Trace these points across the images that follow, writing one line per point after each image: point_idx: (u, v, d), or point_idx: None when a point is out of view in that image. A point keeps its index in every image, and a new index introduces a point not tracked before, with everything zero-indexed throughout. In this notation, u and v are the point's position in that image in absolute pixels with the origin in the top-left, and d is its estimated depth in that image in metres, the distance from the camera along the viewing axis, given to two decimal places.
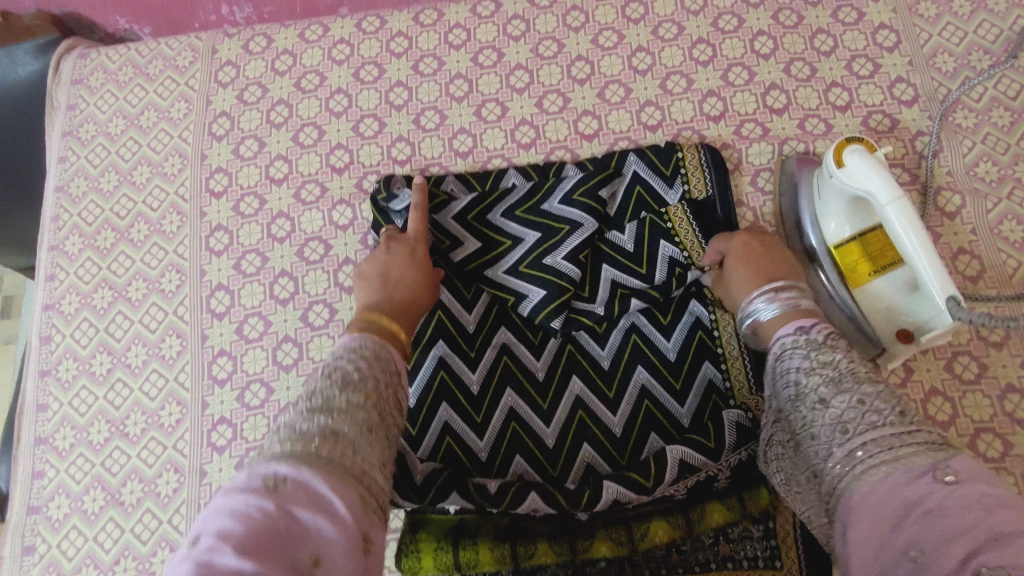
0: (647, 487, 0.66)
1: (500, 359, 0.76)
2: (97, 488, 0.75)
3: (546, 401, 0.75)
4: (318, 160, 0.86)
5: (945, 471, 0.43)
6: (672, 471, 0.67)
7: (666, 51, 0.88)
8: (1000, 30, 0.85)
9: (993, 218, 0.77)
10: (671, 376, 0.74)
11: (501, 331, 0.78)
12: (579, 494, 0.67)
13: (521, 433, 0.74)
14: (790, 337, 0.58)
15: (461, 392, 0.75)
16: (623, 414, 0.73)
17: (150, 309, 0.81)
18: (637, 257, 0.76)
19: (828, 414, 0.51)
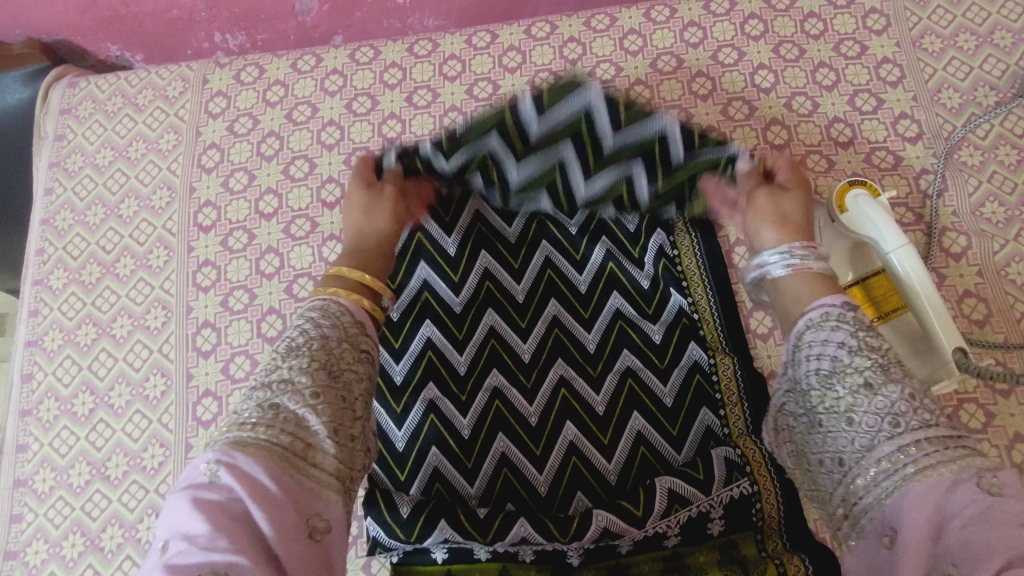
0: (637, 518, 0.65)
1: (492, 404, 0.74)
2: (76, 533, 0.73)
3: (539, 447, 0.72)
4: (309, 194, 0.84)
5: (991, 481, 0.43)
6: (661, 502, 0.65)
7: (665, 85, 0.86)
8: (1006, 65, 0.83)
9: (1000, 260, 0.75)
10: (668, 424, 0.72)
11: (492, 373, 0.75)
12: (568, 521, 0.65)
13: (513, 480, 0.71)
14: (834, 306, 0.56)
15: (452, 436, 0.72)
16: (619, 462, 0.71)
17: (135, 347, 0.79)
18: (649, 296, 0.78)
19: (874, 403, 0.49)
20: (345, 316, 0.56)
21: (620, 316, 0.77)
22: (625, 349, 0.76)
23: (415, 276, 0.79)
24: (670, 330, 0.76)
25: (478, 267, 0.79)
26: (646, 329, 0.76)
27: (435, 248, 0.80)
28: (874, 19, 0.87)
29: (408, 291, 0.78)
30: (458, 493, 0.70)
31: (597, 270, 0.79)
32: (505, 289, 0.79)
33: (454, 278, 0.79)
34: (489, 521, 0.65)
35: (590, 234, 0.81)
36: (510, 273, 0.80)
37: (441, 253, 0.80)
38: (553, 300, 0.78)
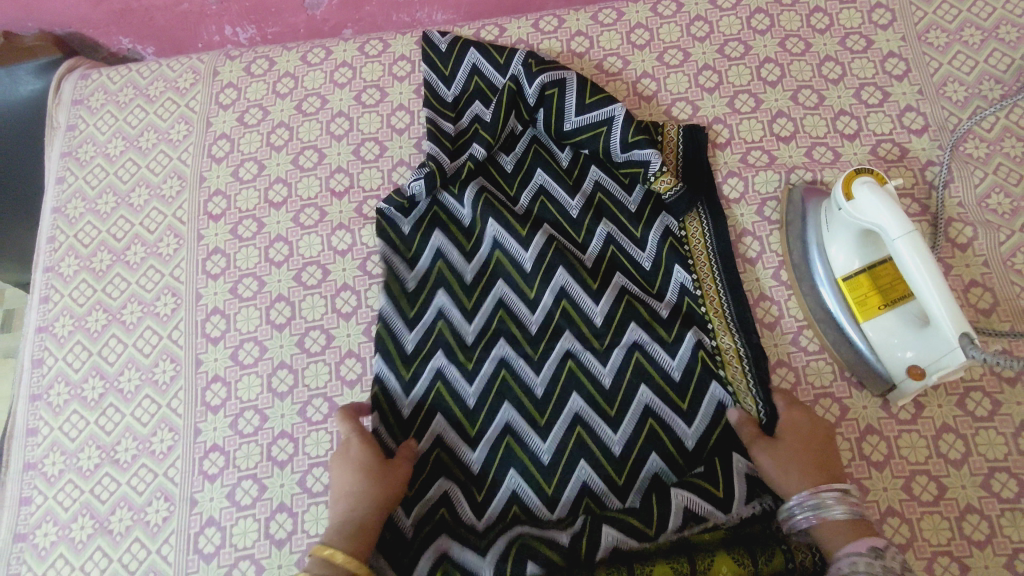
0: (649, 536, 0.65)
1: (499, 372, 0.74)
2: (85, 515, 0.73)
3: (544, 417, 0.72)
4: (318, 184, 0.85)
5: None
6: (675, 518, 0.65)
7: (672, 78, 0.87)
8: (1010, 59, 0.84)
9: (1006, 250, 0.75)
10: (675, 396, 0.72)
11: (501, 342, 0.75)
12: (577, 548, 0.65)
13: (517, 448, 0.71)
14: (860, 556, 0.58)
15: (458, 402, 0.73)
16: (624, 432, 0.71)
17: (144, 333, 0.80)
18: (653, 276, 0.78)
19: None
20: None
21: (627, 292, 0.77)
22: (632, 323, 0.75)
23: (427, 246, 0.80)
24: (678, 307, 0.76)
25: (489, 238, 0.80)
26: (654, 305, 0.76)
27: (450, 221, 0.81)
28: (880, 14, 0.88)
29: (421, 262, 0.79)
30: (462, 462, 0.71)
31: (604, 246, 0.79)
32: (514, 260, 0.78)
33: (467, 247, 0.80)
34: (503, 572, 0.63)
35: (593, 211, 0.81)
36: (517, 241, 0.79)
37: (454, 223, 0.81)
38: (560, 271, 0.77)
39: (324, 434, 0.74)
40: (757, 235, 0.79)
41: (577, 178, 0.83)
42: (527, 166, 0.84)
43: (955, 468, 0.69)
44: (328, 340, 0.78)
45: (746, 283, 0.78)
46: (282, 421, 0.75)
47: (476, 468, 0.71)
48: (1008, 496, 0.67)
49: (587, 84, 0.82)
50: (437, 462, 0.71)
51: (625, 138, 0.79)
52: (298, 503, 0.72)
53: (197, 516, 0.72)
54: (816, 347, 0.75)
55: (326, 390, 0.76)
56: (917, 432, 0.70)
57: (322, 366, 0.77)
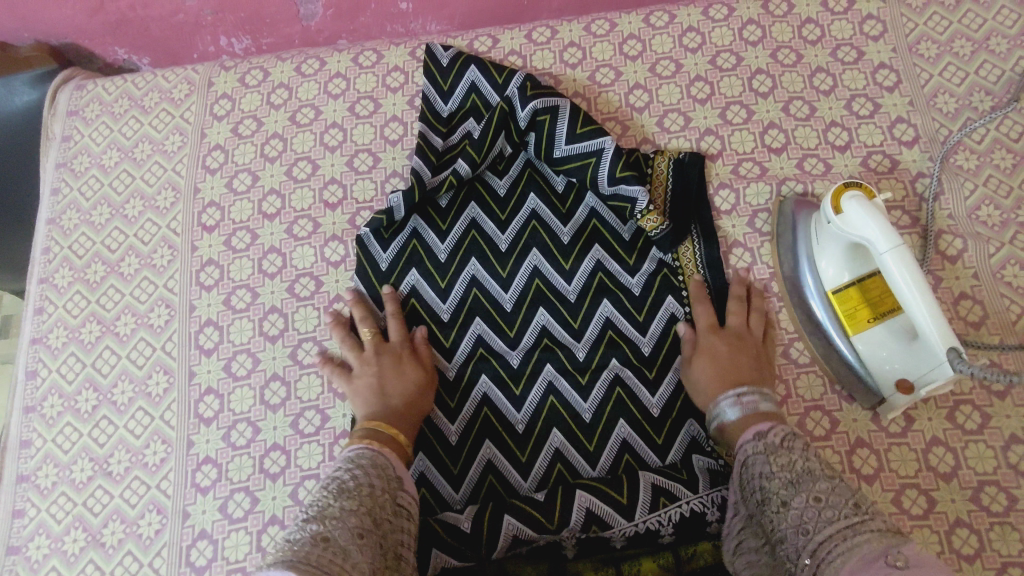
0: (623, 505, 0.67)
1: (480, 411, 0.75)
2: (78, 528, 0.73)
3: (525, 454, 0.73)
4: (312, 195, 0.85)
5: (896, 556, 0.46)
6: (646, 493, 0.67)
7: (664, 89, 0.87)
8: (1001, 71, 0.84)
9: (996, 262, 0.76)
10: (652, 431, 0.73)
11: (481, 380, 0.76)
12: (552, 505, 0.67)
13: (498, 487, 0.72)
14: (749, 442, 0.62)
15: (439, 443, 0.74)
16: (603, 467, 0.72)
17: (138, 345, 0.80)
18: (641, 304, 0.78)
19: (789, 517, 0.54)
20: (390, 467, 0.62)
21: (612, 326, 0.77)
22: (614, 358, 0.76)
23: (404, 282, 0.80)
24: (660, 342, 0.76)
25: (466, 274, 0.80)
26: (635, 341, 0.77)
27: (427, 255, 0.81)
28: (870, 25, 0.88)
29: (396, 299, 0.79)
30: (445, 501, 0.72)
31: (588, 279, 0.79)
32: (493, 299, 0.79)
33: (442, 285, 0.80)
34: (479, 533, 0.66)
35: (582, 243, 0.81)
36: (497, 282, 0.80)
37: (431, 257, 0.81)
38: (541, 309, 0.78)
39: (316, 447, 0.75)
40: (748, 248, 0.80)
41: (571, 205, 0.83)
42: (520, 190, 0.84)
43: (945, 481, 0.69)
44: (320, 352, 0.79)
45: None
46: (274, 433, 0.75)
47: (460, 507, 0.72)
48: (997, 510, 0.68)
49: (580, 114, 0.81)
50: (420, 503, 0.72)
51: (613, 172, 0.78)
52: (289, 515, 0.72)
53: (189, 529, 0.72)
54: (806, 359, 0.75)
55: (318, 403, 0.76)
56: (907, 445, 0.71)
57: (314, 378, 0.77)
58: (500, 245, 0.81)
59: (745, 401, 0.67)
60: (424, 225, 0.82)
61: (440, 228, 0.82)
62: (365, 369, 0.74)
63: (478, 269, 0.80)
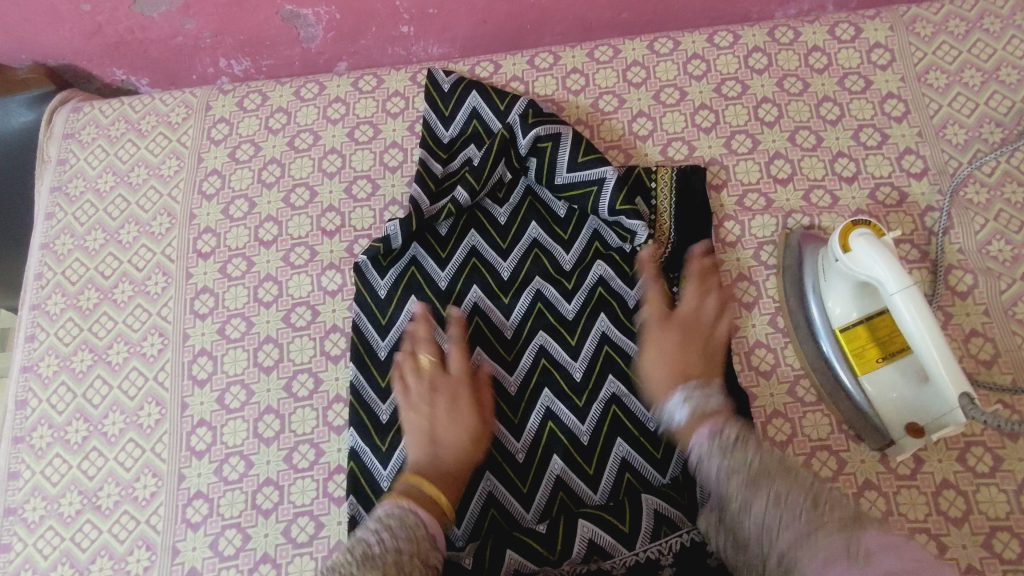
0: (625, 534, 0.65)
1: None
2: (64, 564, 0.72)
3: (526, 484, 0.71)
4: (309, 223, 0.84)
5: (859, 550, 0.47)
6: (648, 521, 0.66)
7: (668, 117, 0.86)
8: (1011, 102, 0.82)
9: (1007, 299, 0.74)
10: (651, 446, 0.71)
11: None
12: (554, 535, 0.66)
13: (501, 520, 0.70)
14: (701, 444, 0.58)
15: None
16: (604, 491, 0.70)
17: (130, 374, 0.79)
18: (635, 314, 0.76)
19: (753, 520, 0.53)
20: (422, 528, 0.59)
21: (608, 340, 0.76)
22: (610, 375, 0.74)
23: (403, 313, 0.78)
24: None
25: (467, 303, 0.79)
26: (631, 353, 0.75)
27: (427, 282, 0.80)
28: (879, 54, 0.87)
29: (395, 329, 0.78)
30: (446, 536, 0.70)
31: (587, 295, 0.78)
32: (493, 325, 0.78)
33: (444, 313, 0.78)
34: (480, 565, 0.65)
35: (583, 266, 0.79)
36: (500, 308, 0.78)
37: (431, 285, 0.80)
38: (540, 331, 0.77)
39: (310, 482, 0.73)
40: (754, 281, 0.78)
41: (573, 231, 0.81)
42: (520, 219, 0.82)
43: (955, 526, 0.67)
44: (316, 384, 0.77)
45: (741, 330, 0.76)
46: (267, 468, 0.74)
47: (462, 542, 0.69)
48: (1010, 557, 0.66)
49: (583, 141, 0.79)
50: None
51: (614, 202, 0.76)
52: (282, 553, 0.70)
53: (179, 566, 0.71)
54: (813, 398, 0.73)
55: (313, 437, 0.75)
56: (916, 487, 0.69)
57: (309, 411, 0.76)
58: (502, 270, 0.80)
59: (694, 395, 0.62)
60: (423, 253, 0.81)
61: (440, 256, 0.81)
62: (419, 406, 0.70)
63: (479, 294, 0.79)
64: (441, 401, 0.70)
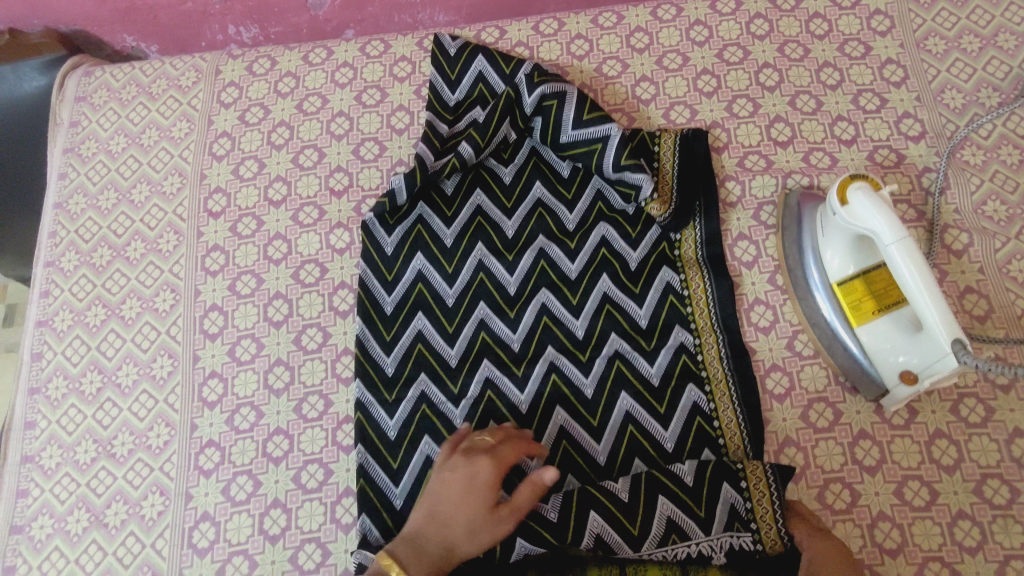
0: (633, 536, 0.65)
1: (484, 394, 0.75)
2: (81, 508, 0.74)
3: (530, 435, 0.73)
4: (317, 183, 0.85)
5: None
6: (658, 526, 0.65)
7: (670, 81, 0.88)
8: (1008, 67, 0.84)
9: (1002, 257, 0.76)
10: (654, 400, 0.73)
11: (484, 365, 0.76)
12: (564, 525, 0.65)
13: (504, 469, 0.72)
14: None
15: (444, 425, 0.74)
16: (607, 443, 0.72)
17: (143, 329, 0.81)
18: (637, 276, 0.78)
19: None
20: None
21: (609, 299, 0.77)
22: (612, 333, 0.76)
23: (409, 269, 0.80)
24: (657, 311, 0.76)
25: (472, 260, 0.80)
26: (633, 313, 0.77)
27: (432, 240, 0.81)
28: (878, 20, 0.88)
29: (401, 284, 0.80)
30: None
31: (590, 255, 0.79)
32: (497, 282, 0.79)
33: (449, 270, 0.80)
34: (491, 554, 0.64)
35: (587, 226, 0.81)
36: (503, 265, 0.80)
37: (437, 243, 0.81)
38: (542, 289, 0.78)
39: (319, 431, 0.75)
40: (754, 241, 0.80)
41: (576, 191, 0.83)
42: (525, 179, 0.84)
43: (947, 473, 0.69)
44: (325, 338, 0.79)
45: (741, 287, 0.78)
46: (278, 417, 0.76)
47: None
48: (1000, 502, 0.68)
49: (588, 100, 0.81)
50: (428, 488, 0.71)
51: (618, 159, 0.78)
52: (292, 499, 0.73)
53: (192, 511, 0.73)
54: (811, 351, 0.75)
55: (322, 388, 0.77)
56: (909, 437, 0.71)
57: (318, 363, 0.78)
58: (506, 228, 0.81)
59: None
60: (429, 211, 0.83)
61: (446, 214, 0.82)
62: (442, 475, 0.64)
63: (483, 251, 0.80)
64: (459, 477, 0.63)
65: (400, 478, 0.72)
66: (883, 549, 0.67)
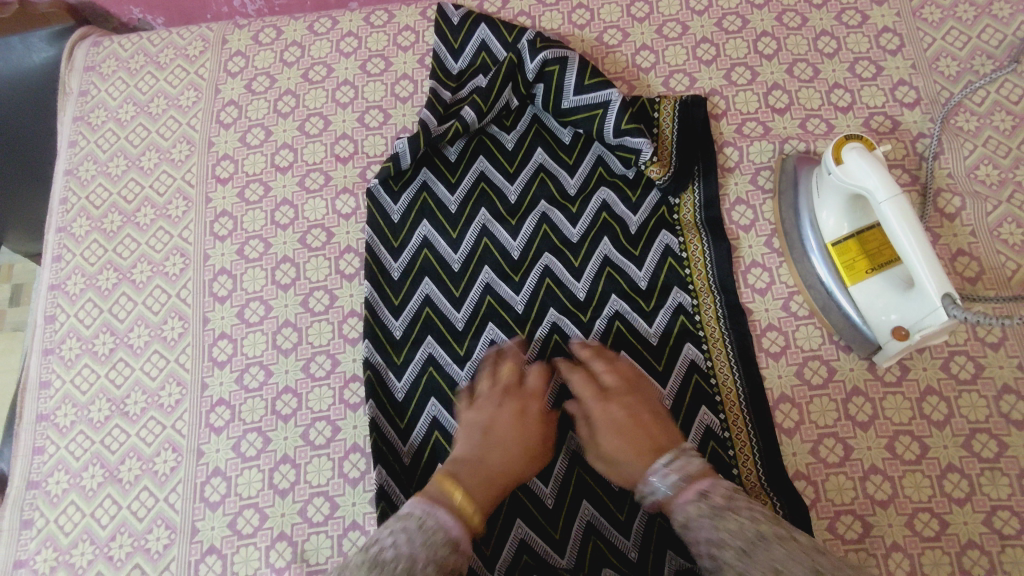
0: (621, 521, 0.71)
1: (489, 355, 0.77)
2: (96, 465, 0.76)
3: None
4: (323, 150, 0.87)
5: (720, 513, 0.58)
6: (645, 513, 0.71)
7: (670, 50, 0.89)
8: (1002, 35, 0.85)
9: (993, 220, 0.77)
10: (653, 359, 0.75)
11: (488, 326, 0.78)
12: (558, 511, 0.71)
13: None
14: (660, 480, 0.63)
15: (449, 385, 0.76)
16: None
17: (153, 292, 0.83)
18: (636, 239, 0.80)
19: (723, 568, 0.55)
20: (440, 532, 0.59)
21: (610, 262, 0.79)
22: (612, 294, 0.78)
23: (414, 236, 0.82)
24: (656, 274, 0.78)
25: (476, 225, 0.82)
26: (632, 275, 0.78)
27: (437, 207, 0.83)
28: None
29: (405, 250, 0.82)
30: None
31: (591, 220, 0.81)
32: (501, 247, 0.81)
33: (453, 235, 0.82)
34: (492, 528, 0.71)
35: (587, 191, 0.82)
36: (506, 231, 0.81)
37: (441, 209, 0.83)
38: (545, 253, 0.80)
39: (327, 390, 0.77)
40: (751, 205, 0.81)
41: (578, 157, 0.84)
42: (527, 145, 0.85)
43: (937, 428, 0.71)
44: (331, 300, 0.81)
45: (739, 250, 0.80)
46: (286, 376, 0.77)
47: None
48: (988, 456, 0.70)
49: (589, 66, 0.82)
50: (435, 447, 0.74)
51: (619, 123, 0.80)
52: (300, 455, 0.75)
53: (204, 467, 0.75)
54: (806, 312, 0.77)
55: (329, 348, 0.79)
56: (901, 394, 0.73)
57: (325, 325, 0.79)
58: (509, 194, 0.83)
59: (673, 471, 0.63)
60: (433, 178, 0.84)
61: (450, 181, 0.84)
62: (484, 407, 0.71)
63: (486, 217, 0.82)
64: (489, 399, 0.71)
65: (410, 436, 0.74)
66: (874, 501, 0.70)
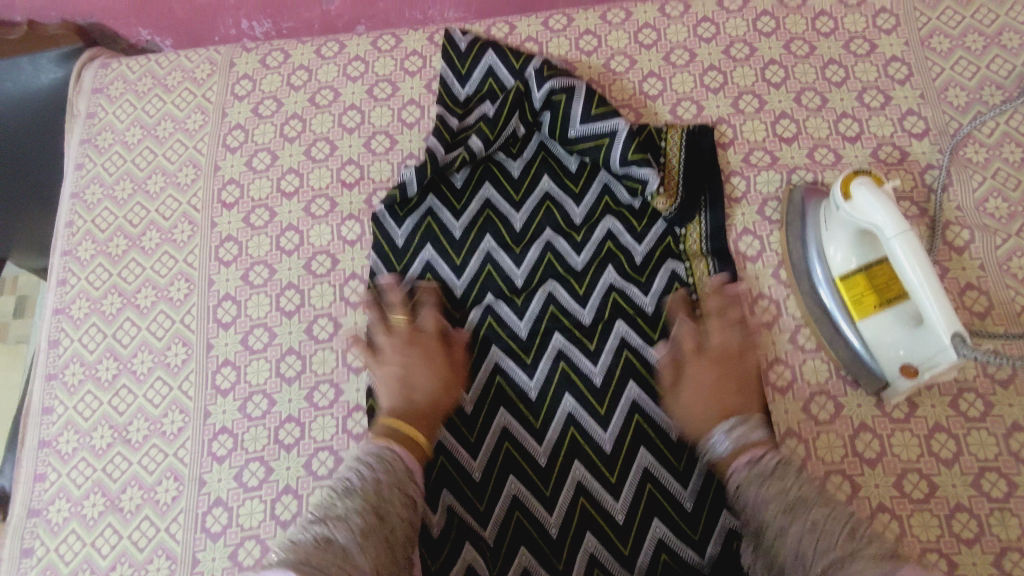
0: (625, 556, 0.70)
1: (494, 380, 0.77)
2: (97, 493, 0.76)
3: (538, 420, 0.75)
4: (329, 175, 0.87)
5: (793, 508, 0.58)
6: (649, 548, 0.70)
7: (678, 77, 0.89)
8: (1012, 66, 0.85)
9: (1002, 254, 0.77)
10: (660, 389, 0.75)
11: (492, 350, 0.78)
12: (562, 542, 0.71)
13: (514, 453, 0.74)
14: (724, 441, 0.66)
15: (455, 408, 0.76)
16: (614, 430, 0.74)
17: (157, 317, 0.82)
18: (643, 267, 0.80)
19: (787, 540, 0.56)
20: (398, 462, 0.63)
21: (616, 290, 0.79)
22: (619, 320, 0.77)
23: (416, 261, 0.82)
24: (663, 299, 0.78)
25: (480, 251, 0.82)
26: (639, 302, 0.78)
27: (442, 232, 0.83)
28: (883, 18, 0.89)
29: (409, 276, 0.81)
30: (463, 469, 0.74)
31: (596, 249, 0.81)
32: (505, 274, 0.81)
33: (457, 261, 0.81)
34: (495, 557, 0.71)
35: (593, 219, 0.82)
36: (510, 258, 0.81)
37: (445, 235, 0.83)
38: (548, 280, 0.80)
39: (330, 420, 0.76)
40: (758, 236, 0.81)
41: (584, 185, 0.84)
42: (533, 172, 0.85)
43: (946, 466, 0.70)
44: (335, 328, 0.80)
45: (746, 282, 0.79)
46: (290, 405, 0.77)
47: (477, 475, 0.73)
48: (997, 495, 0.69)
49: (596, 95, 0.82)
50: (439, 471, 0.74)
51: (625, 153, 0.79)
52: (303, 485, 0.74)
53: (205, 496, 0.74)
54: (813, 345, 0.76)
55: (333, 376, 0.78)
56: (909, 431, 0.72)
57: (329, 353, 0.79)
58: (515, 220, 0.83)
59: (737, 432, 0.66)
60: (438, 204, 0.84)
61: (454, 207, 0.84)
62: (393, 356, 0.74)
63: (491, 243, 0.82)
64: (395, 348, 0.74)
65: None
66: None
